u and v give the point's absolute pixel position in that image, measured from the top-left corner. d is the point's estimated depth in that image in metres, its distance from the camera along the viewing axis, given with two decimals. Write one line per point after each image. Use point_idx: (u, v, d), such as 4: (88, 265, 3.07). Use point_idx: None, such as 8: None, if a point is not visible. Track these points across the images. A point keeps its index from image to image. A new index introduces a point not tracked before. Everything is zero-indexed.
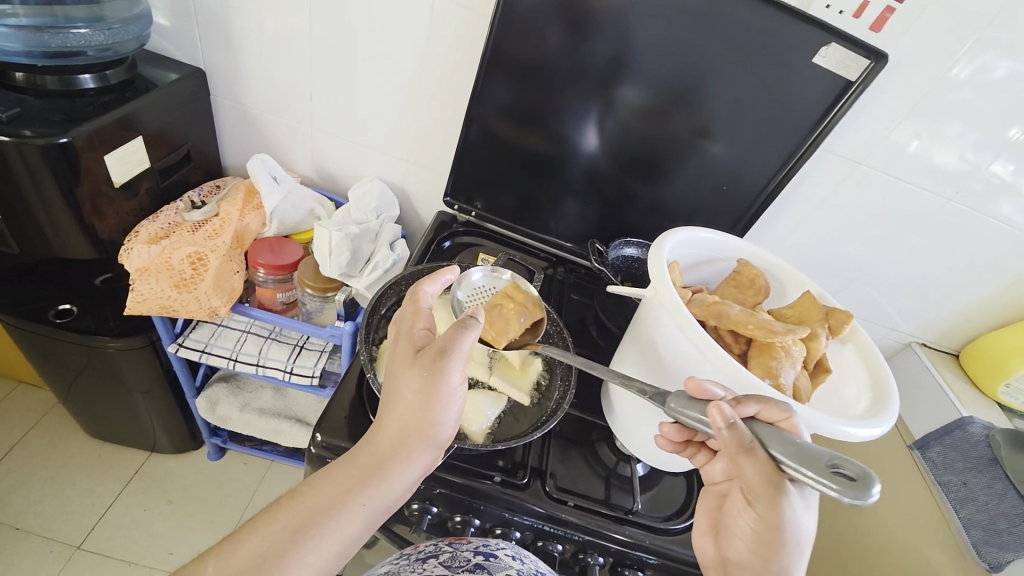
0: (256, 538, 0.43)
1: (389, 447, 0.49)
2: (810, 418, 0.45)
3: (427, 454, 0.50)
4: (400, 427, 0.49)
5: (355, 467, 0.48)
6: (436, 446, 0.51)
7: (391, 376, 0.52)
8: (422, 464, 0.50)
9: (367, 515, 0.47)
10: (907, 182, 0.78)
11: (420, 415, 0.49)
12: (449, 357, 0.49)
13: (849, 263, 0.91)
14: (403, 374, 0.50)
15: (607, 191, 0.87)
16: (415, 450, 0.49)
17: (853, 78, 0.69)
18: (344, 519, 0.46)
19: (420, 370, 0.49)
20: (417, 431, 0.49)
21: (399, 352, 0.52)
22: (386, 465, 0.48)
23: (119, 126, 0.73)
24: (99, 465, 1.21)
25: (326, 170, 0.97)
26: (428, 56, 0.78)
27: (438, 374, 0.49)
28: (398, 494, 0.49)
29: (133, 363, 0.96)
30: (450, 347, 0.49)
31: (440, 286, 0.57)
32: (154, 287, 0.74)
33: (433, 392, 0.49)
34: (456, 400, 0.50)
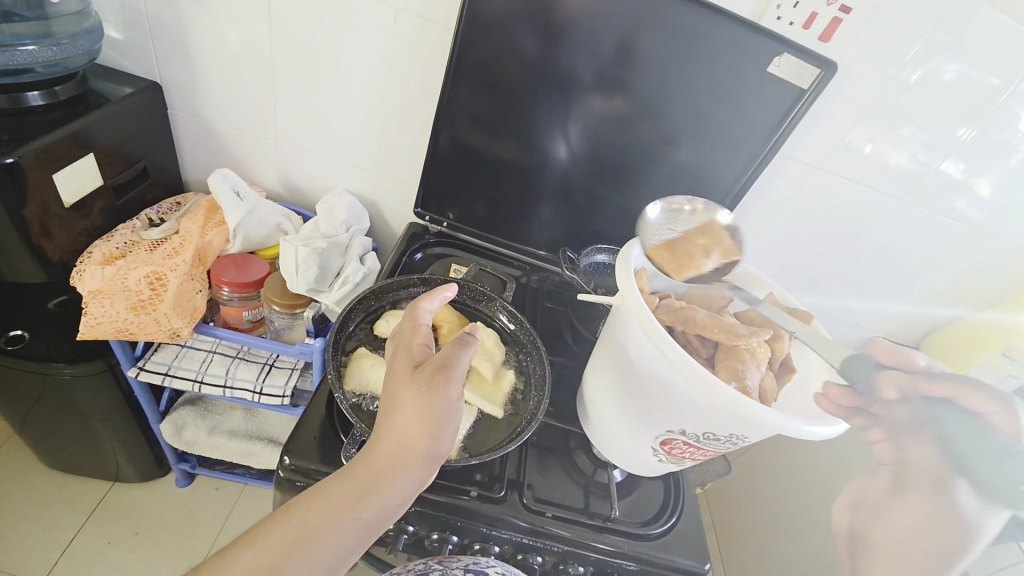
0: (248, 555, 0.41)
1: (386, 463, 0.47)
2: (775, 418, 0.46)
3: (424, 471, 0.48)
4: (397, 442, 0.47)
5: (351, 481, 0.46)
6: (433, 462, 0.49)
7: (389, 390, 0.50)
8: (419, 481, 0.48)
9: (360, 532, 0.46)
10: (863, 183, 0.82)
11: (418, 432, 0.47)
12: (449, 373, 0.47)
13: (813, 262, 0.94)
14: (401, 388, 0.49)
15: (578, 198, 0.87)
16: (411, 466, 0.47)
17: (806, 86, 0.72)
18: (337, 535, 0.44)
19: (419, 386, 0.47)
20: (415, 447, 0.47)
21: (398, 367, 0.51)
22: (383, 481, 0.47)
23: (68, 142, 0.70)
24: (56, 498, 1.14)
25: (293, 184, 0.95)
26: (393, 67, 0.78)
27: (437, 389, 0.47)
28: (391, 511, 0.47)
29: (91, 389, 0.91)
30: (450, 362, 0.47)
31: (438, 302, 0.56)
32: (109, 310, 0.71)
33: (431, 408, 0.47)
34: (455, 415, 0.49)
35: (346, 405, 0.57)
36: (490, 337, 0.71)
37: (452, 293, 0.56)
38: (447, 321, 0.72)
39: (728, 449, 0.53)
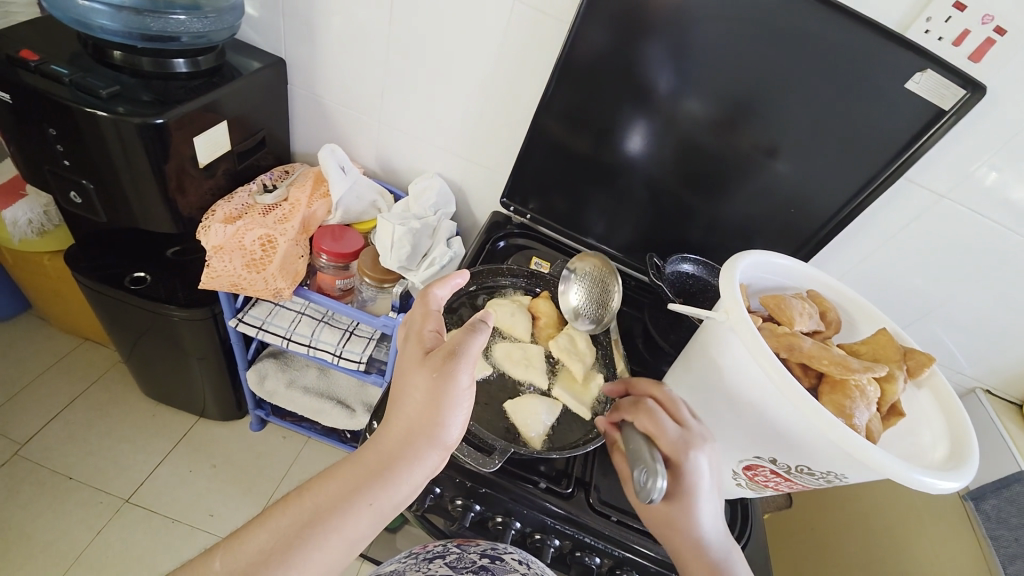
0: (263, 534, 0.46)
1: (394, 448, 0.50)
2: (886, 463, 0.43)
3: (433, 456, 0.51)
4: (405, 428, 0.50)
5: (362, 466, 0.50)
6: (443, 448, 0.51)
7: (402, 377, 0.53)
8: (429, 465, 0.51)
9: (374, 514, 0.49)
10: (990, 219, 0.74)
11: (428, 417, 0.50)
12: (459, 358, 0.50)
13: (916, 298, 0.86)
14: (412, 374, 0.52)
15: (666, 203, 0.85)
16: (421, 451, 0.50)
17: (945, 108, 0.65)
18: (349, 518, 0.47)
19: (430, 372, 0.50)
20: (424, 432, 0.50)
21: (409, 354, 0.54)
22: (392, 466, 0.50)
23: (206, 109, 0.77)
24: (151, 424, 1.28)
25: (388, 163, 0.99)
26: (501, 59, 0.79)
27: (446, 375, 0.49)
28: (403, 494, 0.50)
29: (194, 333, 1.01)
30: (460, 348, 0.50)
31: (449, 289, 0.58)
32: (228, 266, 0.78)
33: (441, 393, 0.49)
34: (465, 401, 0.51)
35: None
36: (580, 339, 0.72)
37: (462, 279, 0.57)
38: (546, 316, 0.74)
39: (819, 485, 0.52)
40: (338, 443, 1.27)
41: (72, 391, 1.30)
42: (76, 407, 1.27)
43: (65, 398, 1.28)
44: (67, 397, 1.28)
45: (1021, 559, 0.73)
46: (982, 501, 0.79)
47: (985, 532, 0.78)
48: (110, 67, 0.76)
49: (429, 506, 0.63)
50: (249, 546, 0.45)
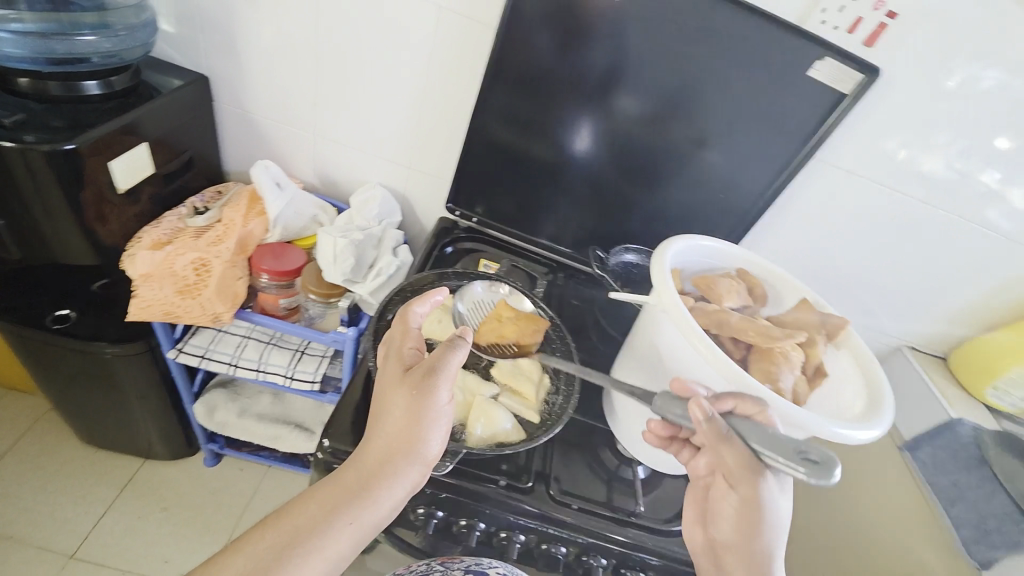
0: (241, 557, 0.45)
1: (375, 465, 0.50)
2: (809, 422, 0.46)
3: (414, 472, 0.51)
4: (385, 445, 0.51)
5: (342, 485, 0.49)
6: (424, 464, 0.51)
7: (382, 395, 0.54)
8: (410, 481, 0.51)
9: (355, 532, 0.48)
10: (897, 190, 0.81)
11: (407, 433, 0.50)
12: (438, 374, 0.52)
13: (842, 267, 0.92)
14: (392, 392, 0.53)
15: (607, 197, 0.88)
16: (401, 467, 0.50)
17: (846, 91, 0.71)
18: (331, 536, 0.47)
19: (409, 388, 0.52)
20: (404, 450, 0.50)
21: (389, 372, 0.55)
22: (373, 484, 0.49)
23: (123, 131, 0.73)
24: (92, 472, 1.19)
25: (328, 176, 0.97)
26: (433, 64, 0.80)
27: (426, 391, 0.51)
28: (385, 512, 0.50)
29: (130, 368, 0.95)
30: (439, 365, 0.52)
31: (430, 306, 0.58)
32: (158, 293, 0.75)
33: (421, 409, 0.51)
34: (444, 418, 0.52)
35: None
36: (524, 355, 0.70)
37: (442, 297, 0.58)
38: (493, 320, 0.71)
39: None
40: (300, 468, 1.21)
41: None
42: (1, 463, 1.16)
43: None
44: None
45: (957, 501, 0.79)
46: (917, 449, 0.85)
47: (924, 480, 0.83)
48: (10, 92, 0.71)
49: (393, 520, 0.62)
50: None
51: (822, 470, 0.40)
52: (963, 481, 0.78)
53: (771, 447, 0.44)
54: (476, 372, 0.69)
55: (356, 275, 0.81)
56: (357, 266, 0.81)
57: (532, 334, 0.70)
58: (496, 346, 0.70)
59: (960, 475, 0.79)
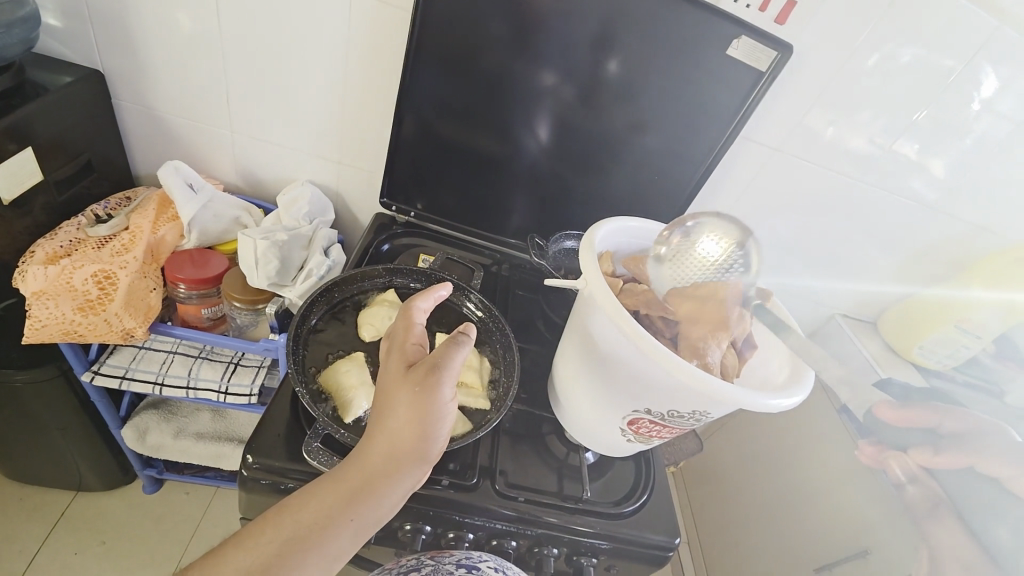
0: (239, 556, 0.41)
1: (377, 463, 0.46)
2: (734, 392, 0.47)
3: (417, 472, 0.48)
4: (388, 444, 0.47)
5: (345, 482, 0.46)
6: (428, 463, 0.48)
7: (383, 391, 0.49)
8: (413, 480, 0.47)
9: (355, 533, 0.45)
10: (819, 164, 0.84)
11: (412, 431, 0.46)
12: (442, 373, 0.47)
13: (778, 241, 0.95)
14: (393, 388, 0.48)
15: (547, 185, 0.87)
16: (404, 468, 0.47)
17: (764, 70, 0.73)
18: (333, 536, 0.44)
19: (412, 385, 0.47)
20: (409, 449, 0.46)
21: (392, 367, 0.50)
22: (375, 482, 0.46)
23: (2, 136, 0.66)
24: (14, 512, 1.09)
25: (252, 176, 0.92)
26: (351, 53, 0.76)
27: (430, 391, 0.46)
28: (387, 511, 0.47)
29: (41, 396, 0.87)
30: (443, 362, 0.47)
31: (432, 301, 0.56)
32: (53, 312, 0.67)
33: (424, 408, 0.46)
34: (449, 415, 0.48)
35: (307, 398, 0.56)
36: None
37: (446, 292, 0.56)
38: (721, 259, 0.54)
39: (694, 426, 0.54)
40: None
41: None
42: None
43: None
44: None
45: None
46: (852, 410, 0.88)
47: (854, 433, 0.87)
48: None
49: None
50: None
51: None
52: None
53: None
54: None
55: (283, 278, 0.77)
56: (285, 270, 0.77)
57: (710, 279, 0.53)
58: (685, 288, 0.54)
59: None
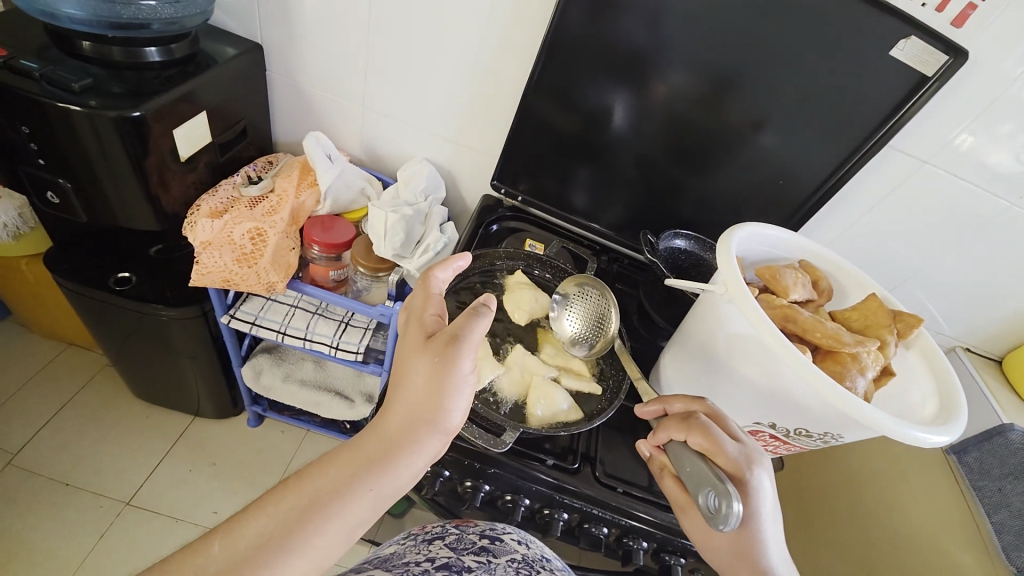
0: (262, 518, 0.43)
1: (393, 432, 0.49)
2: (883, 422, 0.45)
3: (434, 441, 0.50)
4: (406, 413, 0.49)
5: (363, 452, 0.48)
6: (444, 433, 0.50)
7: (401, 362, 0.52)
8: (430, 450, 0.50)
9: (374, 499, 0.47)
10: (971, 181, 0.75)
11: (428, 401, 0.48)
12: (460, 344, 0.48)
13: (901, 262, 0.88)
14: (413, 359, 0.50)
15: (657, 180, 0.85)
16: (420, 437, 0.49)
17: (928, 75, 0.66)
18: (351, 502, 0.46)
19: (431, 356, 0.49)
20: (425, 418, 0.49)
21: (410, 337, 0.52)
22: (390, 452, 0.48)
23: (182, 100, 0.74)
24: (145, 426, 1.26)
25: (374, 150, 0.97)
26: (486, 37, 0.77)
27: (448, 362, 0.48)
28: (405, 478, 0.49)
29: (185, 331, 0.99)
30: (461, 333, 0.48)
31: (452, 272, 0.56)
32: (218, 261, 0.77)
33: (442, 377, 0.48)
34: (467, 386, 0.50)
35: None
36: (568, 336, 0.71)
37: (464, 262, 0.55)
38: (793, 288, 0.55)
39: (817, 446, 0.54)
40: (339, 434, 1.26)
41: (60, 397, 1.26)
42: (64, 415, 1.24)
43: (53, 404, 1.24)
44: (55, 403, 1.25)
45: (1003, 508, 0.76)
46: (965, 454, 0.82)
47: (970, 485, 0.80)
48: (80, 59, 0.72)
49: (441, 490, 0.64)
50: (257, 526, 0.43)
51: (722, 504, 0.43)
52: (1008, 486, 0.76)
53: (694, 487, 0.47)
54: (529, 350, 0.70)
55: (406, 252, 0.82)
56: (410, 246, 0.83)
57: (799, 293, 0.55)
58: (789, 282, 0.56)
59: (1006, 482, 0.77)
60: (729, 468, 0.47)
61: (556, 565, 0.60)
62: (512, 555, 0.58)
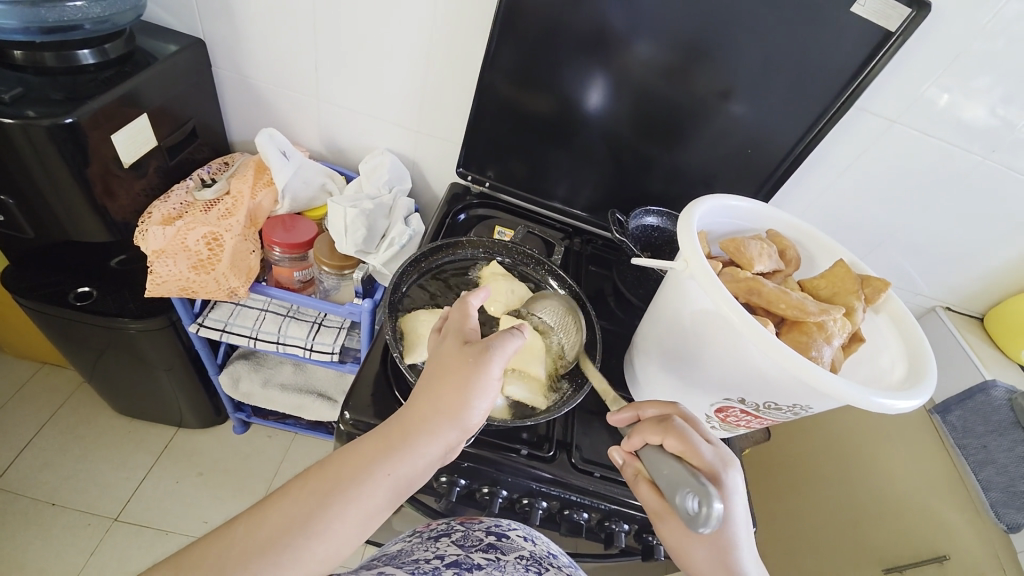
0: (287, 503, 0.42)
1: (414, 421, 0.47)
2: (847, 390, 0.44)
3: (453, 438, 0.47)
4: (428, 405, 0.47)
5: (383, 440, 0.46)
6: (465, 431, 0.48)
7: (431, 361, 0.50)
8: (448, 445, 0.47)
9: (389, 490, 0.45)
10: (942, 138, 0.74)
11: (455, 399, 0.47)
12: (494, 352, 0.48)
13: (877, 224, 0.87)
14: (443, 357, 0.49)
15: (626, 156, 0.83)
16: (441, 428, 0.47)
17: (893, 29, 0.64)
18: (369, 490, 0.44)
19: (462, 358, 0.48)
20: (448, 412, 0.47)
21: (447, 343, 0.50)
22: (411, 441, 0.46)
23: (121, 103, 0.71)
24: (128, 440, 1.24)
25: (335, 144, 0.94)
26: (437, 16, 0.74)
27: (482, 366, 0.47)
28: (422, 472, 0.46)
29: (155, 342, 0.97)
30: (495, 344, 0.48)
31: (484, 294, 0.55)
32: (173, 269, 0.74)
33: (470, 378, 0.47)
34: (494, 392, 0.48)
35: (403, 363, 0.59)
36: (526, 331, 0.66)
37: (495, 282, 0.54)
38: (759, 258, 0.54)
39: (788, 418, 0.53)
40: (326, 435, 1.25)
41: (38, 418, 1.23)
42: (43, 435, 1.21)
43: (30, 425, 1.22)
44: (33, 424, 1.22)
45: (989, 465, 0.75)
46: (948, 413, 0.80)
47: (953, 441, 0.79)
48: (7, 65, 0.68)
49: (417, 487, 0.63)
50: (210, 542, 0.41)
51: (702, 504, 0.40)
52: (993, 443, 0.75)
53: (670, 489, 0.44)
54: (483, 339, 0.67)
55: (370, 247, 0.80)
56: (371, 241, 0.80)
57: (764, 262, 0.54)
58: (757, 252, 0.54)
59: (990, 439, 0.75)
60: (705, 471, 0.45)
61: (562, 561, 0.59)
62: (519, 551, 0.57)
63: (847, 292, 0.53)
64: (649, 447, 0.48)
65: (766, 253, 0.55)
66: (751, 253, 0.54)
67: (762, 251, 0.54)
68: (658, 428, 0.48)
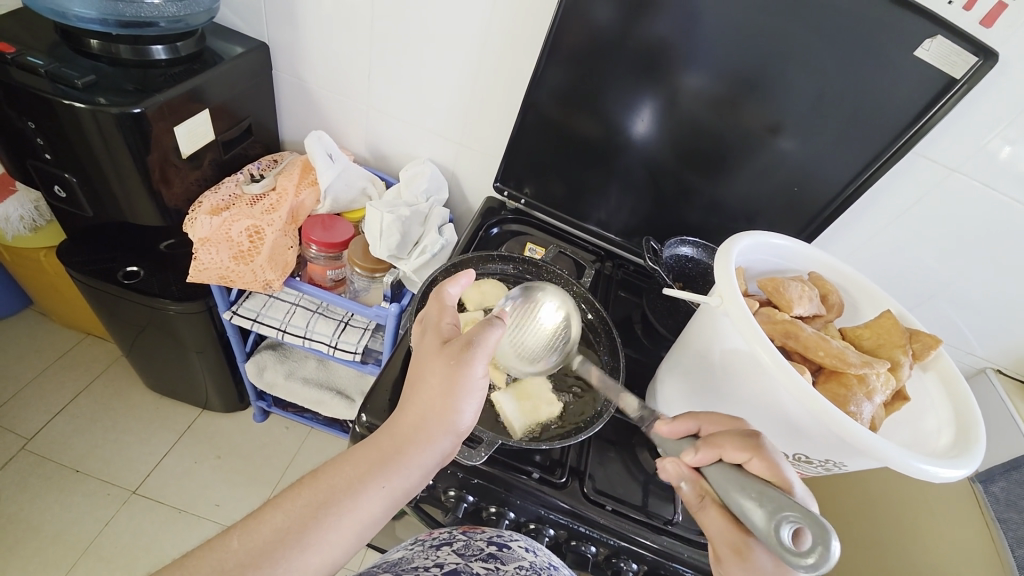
0: (278, 514, 0.42)
1: (404, 430, 0.47)
2: (888, 452, 0.41)
3: (446, 443, 0.48)
4: (419, 414, 0.48)
5: (376, 449, 0.47)
6: (456, 435, 0.49)
7: (418, 364, 0.51)
8: (442, 451, 0.48)
9: (387, 499, 0.46)
10: (1002, 192, 0.70)
11: (442, 402, 0.47)
12: (475, 349, 0.47)
13: (927, 276, 0.82)
14: (428, 361, 0.49)
15: (666, 183, 0.82)
16: (435, 436, 0.47)
17: (956, 77, 0.62)
18: (364, 500, 0.44)
19: (446, 359, 0.48)
20: (438, 418, 0.47)
21: (427, 344, 0.51)
22: (404, 451, 0.47)
23: (187, 97, 0.75)
24: (155, 417, 1.29)
25: (379, 150, 0.97)
26: (489, 34, 0.76)
27: (463, 365, 0.47)
28: (418, 478, 0.47)
29: (190, 325, 1.01)
30: (477, 339, 0.47)
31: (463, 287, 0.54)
32: (215, 258, 0.78)
33: (456, 381, 0.47)
34: (479, 390, 0.49)
35: None
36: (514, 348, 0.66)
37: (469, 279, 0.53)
38: (800, 302, 0.51)
39: (818, 473, 0.51)
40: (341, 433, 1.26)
41: (76, 386, 1.30)
42: (78, 403, 1.27)
43: (69, 392, 1.29)
44: (72, 391, 1.29)
45: None
46: (991, 482, 0.76)
47: (993, 515, 0.74)
48: (88, 56, 0.74)
49: (425, 497, 0.63)
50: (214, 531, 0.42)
51: (817, 541, 0.34)
52: None
53: (760, 517, 0.38)
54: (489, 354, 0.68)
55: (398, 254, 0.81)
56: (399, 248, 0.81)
57: (804, 305, 0.52)
58: (797, 295, 0.52)
59: None
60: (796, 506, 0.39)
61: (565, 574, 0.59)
62: (519, 562, 0.57)
63: (891, 346, 0.50)
64: (727, 466, 0.42)
65: (807, 297, 0.52)
66: (792, 295, 0.51)
67: (802, 294, 0.52)
68: (746, 445, 0.42)
